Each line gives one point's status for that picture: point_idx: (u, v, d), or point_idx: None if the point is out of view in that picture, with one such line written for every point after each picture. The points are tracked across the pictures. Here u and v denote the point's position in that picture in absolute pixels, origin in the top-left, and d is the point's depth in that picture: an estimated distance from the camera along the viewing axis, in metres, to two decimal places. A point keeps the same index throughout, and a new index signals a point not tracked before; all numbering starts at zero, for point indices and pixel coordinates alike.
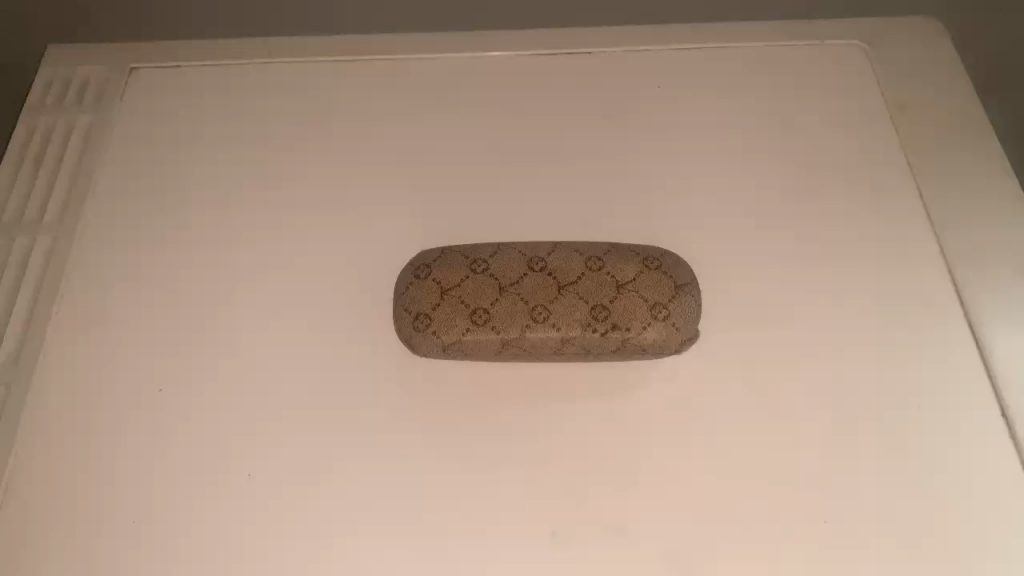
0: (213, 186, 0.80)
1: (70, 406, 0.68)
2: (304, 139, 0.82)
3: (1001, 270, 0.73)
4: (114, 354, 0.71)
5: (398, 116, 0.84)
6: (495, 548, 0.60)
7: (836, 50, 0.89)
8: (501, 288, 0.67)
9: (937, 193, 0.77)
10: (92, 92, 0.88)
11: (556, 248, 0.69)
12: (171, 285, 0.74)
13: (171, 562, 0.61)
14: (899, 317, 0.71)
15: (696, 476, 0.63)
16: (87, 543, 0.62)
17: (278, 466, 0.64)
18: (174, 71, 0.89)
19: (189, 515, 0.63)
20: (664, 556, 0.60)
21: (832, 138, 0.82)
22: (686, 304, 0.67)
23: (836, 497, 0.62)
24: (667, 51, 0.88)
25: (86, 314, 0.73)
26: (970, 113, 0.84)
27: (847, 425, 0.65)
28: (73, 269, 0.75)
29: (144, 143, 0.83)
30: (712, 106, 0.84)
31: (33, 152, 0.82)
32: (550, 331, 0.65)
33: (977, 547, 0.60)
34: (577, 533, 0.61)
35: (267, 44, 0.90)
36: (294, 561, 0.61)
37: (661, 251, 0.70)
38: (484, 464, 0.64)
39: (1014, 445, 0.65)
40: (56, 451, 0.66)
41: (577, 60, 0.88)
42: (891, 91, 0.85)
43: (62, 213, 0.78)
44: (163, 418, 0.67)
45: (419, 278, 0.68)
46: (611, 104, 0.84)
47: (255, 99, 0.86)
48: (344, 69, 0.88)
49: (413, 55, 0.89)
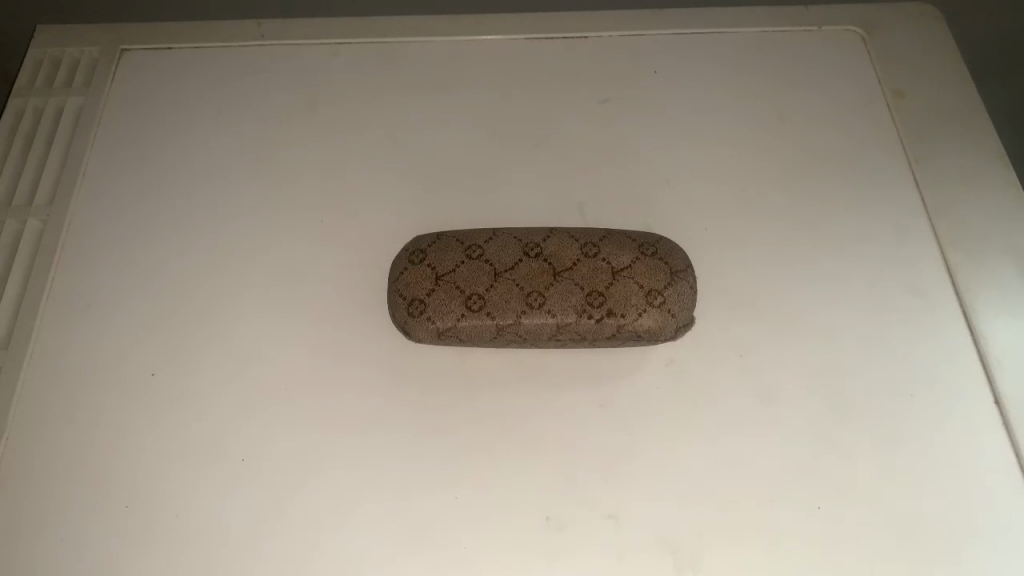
0: (206, 171, 0.79)
1: (63, 391, 0.68)
2: (299, 124, 0.82)
3: (997, 260, 0.73)
4: (107, 338, 0.70)
5: (393, 100, 0.83)
6: (487, 534, 0.60)
7: (832, 39, 0.88)
8: (497, 275, 0.66)
9: (934, 181, 0.77)
10: (82, 73, 0.87)
11: (551, 235, 0.69)
12: (165, 270, 0.74)
13: (167, 549, 0.61)
14: (894, 306, 0.71)
15: (690, 464, 0.63)
16: (80, 528, 0.62)
17: (273, 452, 0.64)
18: (166, 54, 0.88)
19: (184, 502, 0.63)
20: (658, 542, 0.60)
21: (829, 128, 0.81)
22: (682, 290, 0.66)
23: (832, 487, 0.62)
24: (663, 39, 0.88)
25: (78, 299, 0.72)
26: (967, 101, 0.83)
27: (841, 414, 0.65)
28: (65, 253, 0.75)
29: (136, 126, 0.83)
30: (706, 93, 0.84)
31: (24, 136, 0.82)
32: (545, 317, 0.64)
33: (969, 537, 0.61)
34: (572, 519, 0.61)
35: (261, 27, 0.89)
36: (291, 546, 0.61)
37: (657, 238, 0.69)
38: (479, 449, 0.64)
39: (1008, 435, 0.65)
40: (47, 435, 0.66)
41: (572, 44, 0.87)
42: (888, 80, 0.84)
43: (53, 196, 0.78)
44: (156, 402, 0.67)
45: (413, 264, 0.68)
46: (605, 89, 0.84)
47: (246, 82, 0.85)
48: (337, 53, 0.87)
49: (408, 37, 0.88)
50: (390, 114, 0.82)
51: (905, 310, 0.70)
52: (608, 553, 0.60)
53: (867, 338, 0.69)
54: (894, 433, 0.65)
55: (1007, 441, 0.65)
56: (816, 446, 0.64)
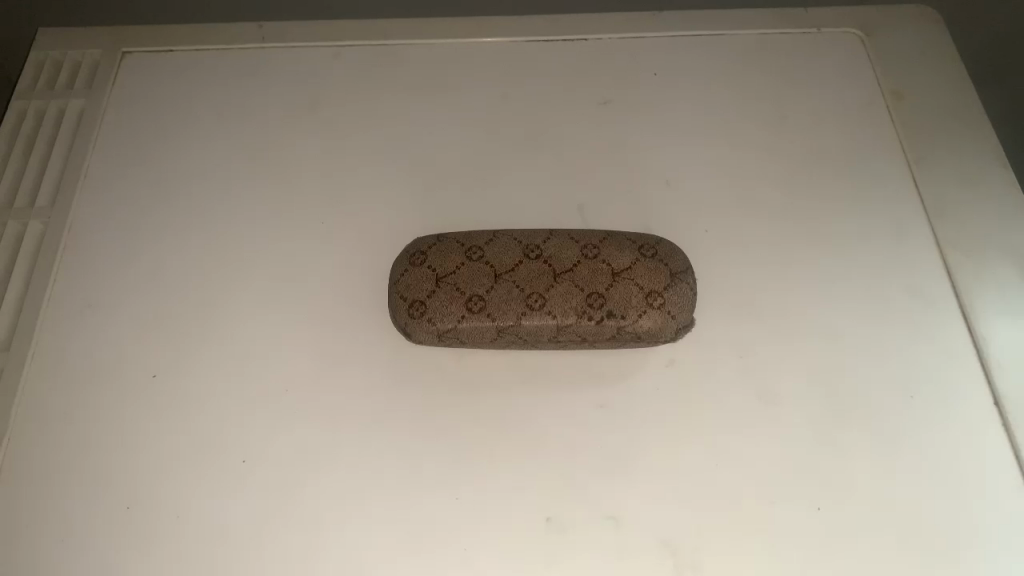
0: (206, 173, 0.79)
1: (64, 392, 0.68)
2: (299, 125, 0.82)
3: (997, 261, 0.73)
4: (108, 340, 0.70)
5: (393, 102, 0.83)
6: (487, 535, 0.61)
7: (832, 40, 0.88)
8: (497, 276, 0.67)
9: (933, 183, 0.77)
10: (83, 75, 0.87)
11: (551, 236, 0.69)
12: (165, 271, 0.74)
13: (167, 550, 0.61)
14: (894, 306, 0.71)
15: (690, 465, 0.63)
16: (81, 529, 0.62)
17: (274, 453, 0.64)
18: (166, 56, 0.88)
19: (185, 503, 0.63)
20: (657, 542, 0.60)
21: (829, 129, 0.81)
22: (682, 291, 0.66)
23: (832, 488, 0.62)
24: (663, 40, 0.88)
25: (79, 300, 0.73)
26: (966, 102, 0.83)
27: (841, 415, 0.66)
28: (65, 255, 0.75)
29: (136, 128, 0.83)
30: (706, 95, 0.84)
31: (25, 138, 0.82)
32: (546, 319, 0.65)
33: (969, 538, 0.61)
34: (572, 520, 0.61)
35: (262, 29, 0.89)
36: (291, 547, 0.61)
37: (657, 240, 0.70)
38: (480, 450, 0.64)
39: (1008, 436, 0.65)
40: (48, 436, 0.66)
41: (571, 46, 0.87)
42: (888, 81, 0.85)
43: (54, 198, 0.78)
44: (157, 404, 0.67)
45: (413, 265, 0.68)
46: (605, 91, 0.84)
47: (247, 84, 0.85)
48: (337, 55, 0.87)
49: (408, 39, 0.88)
50: (390, 116, 0.82)
51: (904, 310, 0.71)
52: (608, 553, 0.60)
53: (866, 339, 0.69)
54: (895, 434, 0.65)
55: (1007, 442, 0.65)
56: (816, 447, 0.64)
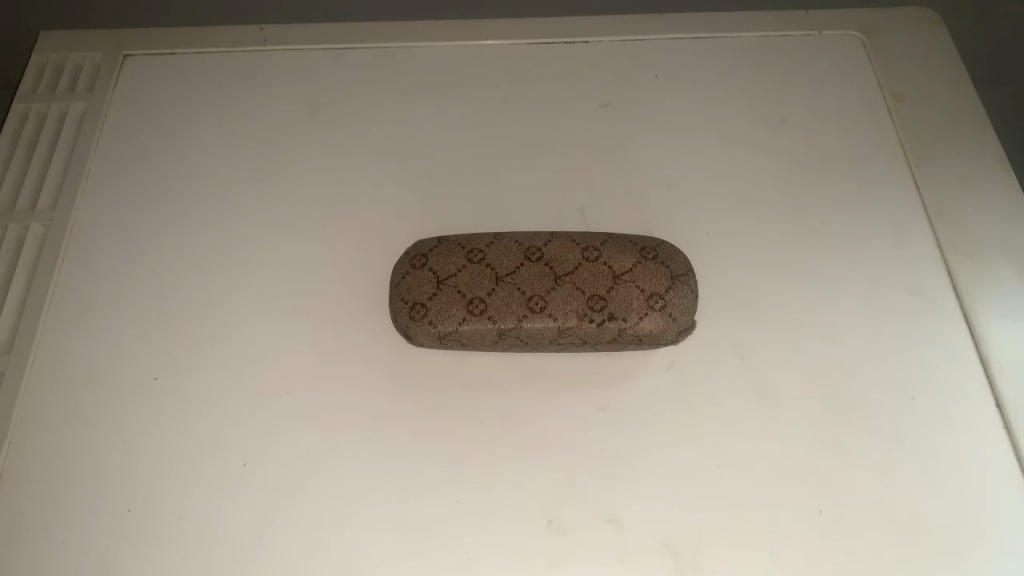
0: (207, 174, 0.79)
1: (65, 394, 0.68)
2: (300, 127, 0.82)
3: (996, 262, 0.73)
4: (108, 342, 0.70)
5: (394, 104, 0.83)
6: (488, 537, 0.60)
7: (833, 42, 0.88)
8: (498, 279, 0.67)
9: (933, 183, 0.77)
10: (84, 78, 0.87)
11: (553, 239, 0.69)
12: (166, 273, 0.74)
13: (167, 551, 0.61)
14: (894, 308, 0.71)
15: (690, 466, 0.63)
16: (80, 529, 0.62)
17: (274, 454, 0.64)
18: (167, 58, 0.89)
19: (185, 505, 0.63)
20: (658, 544, 0.60)
21: (829, 130, 0.81)
22: (683, 294, 0.66)
23: (833, 489, 0.62)
24: (663, 42, 0.88)
25: (79, 303, 0.73)
26: (966, 104, 0.83)
27: (841, 417, 0.65)
28: (66, 256, 0.75)
29: (137, 130, 0.83)
30: (706, 97, 0.84)
31: (26, 140, 0.82)
32: (547, 321, 0.64)
33: (969, 538, 0.61)
34: (572, 522, 0.61)
35: (262, 31, 0.89)
36: (291, 549, 0.61)
37: (658, 242, 0.70)
38: (480, 451, 0.64)
39: (1008, 437, 0.65)
40: (49, 439, 0.66)
41: (572, 47, 0.87)
42: (889, 82, 0.85)
43: (55, 200, 0.78)
44: (157, 406, 0.67)
45: (415, 267, 0.68)
46: (606, 93, 0.84)
47: (247, 86, 0.85)
48: (337, 57, 0.87)
49: (409, 41, 0.88)
50: (390, 118, 0.82)
51: (905, 312, 0.71)
52: (608, 555, 0.60)
53: (867, 341, 0.69)
54: (895, 435, 0.65)
55: (1008, 442, 0.65)
56: (817, 448, 0.64)
